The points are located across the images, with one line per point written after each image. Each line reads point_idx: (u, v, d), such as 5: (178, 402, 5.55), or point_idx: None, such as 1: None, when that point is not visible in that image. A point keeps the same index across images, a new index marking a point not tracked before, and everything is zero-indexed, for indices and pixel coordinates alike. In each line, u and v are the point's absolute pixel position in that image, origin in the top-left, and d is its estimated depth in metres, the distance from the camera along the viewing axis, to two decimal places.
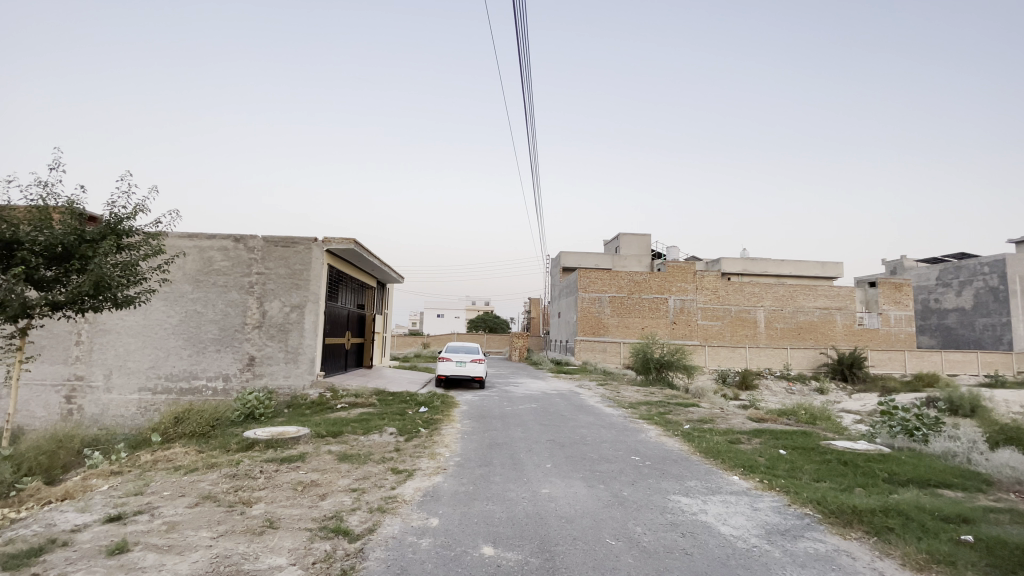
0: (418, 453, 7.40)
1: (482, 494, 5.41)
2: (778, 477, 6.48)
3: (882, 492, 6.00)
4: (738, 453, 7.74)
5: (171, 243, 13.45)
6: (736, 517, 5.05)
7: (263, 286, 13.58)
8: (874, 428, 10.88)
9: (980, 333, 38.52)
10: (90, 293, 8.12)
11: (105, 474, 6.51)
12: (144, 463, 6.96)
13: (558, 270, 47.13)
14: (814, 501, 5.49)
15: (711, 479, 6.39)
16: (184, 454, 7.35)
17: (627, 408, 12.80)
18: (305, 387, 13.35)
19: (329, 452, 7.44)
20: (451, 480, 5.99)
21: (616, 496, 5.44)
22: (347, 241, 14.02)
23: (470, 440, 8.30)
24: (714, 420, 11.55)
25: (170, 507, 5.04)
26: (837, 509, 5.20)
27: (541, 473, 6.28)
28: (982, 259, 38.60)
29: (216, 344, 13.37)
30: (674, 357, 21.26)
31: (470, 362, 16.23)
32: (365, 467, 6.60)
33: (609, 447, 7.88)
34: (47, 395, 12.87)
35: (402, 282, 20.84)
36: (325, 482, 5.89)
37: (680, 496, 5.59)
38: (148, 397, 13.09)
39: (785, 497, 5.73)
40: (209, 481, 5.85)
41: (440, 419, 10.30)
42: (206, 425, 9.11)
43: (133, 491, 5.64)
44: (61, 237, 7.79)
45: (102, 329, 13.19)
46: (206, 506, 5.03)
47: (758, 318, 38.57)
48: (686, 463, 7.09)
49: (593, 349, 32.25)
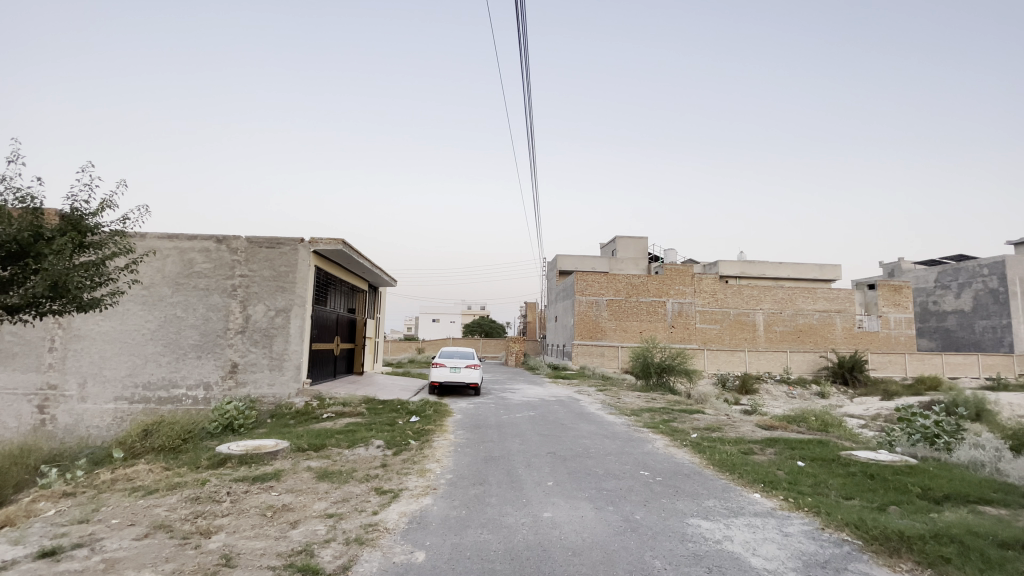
0: (406, 470, 6.72)
1: (476, 521, 4.75)
2: (803, 494, 5.85)
3: (921, 512, 5.41)
4: (755, 466, 7.10)
5: (148, 244, 12.76)
6: (766, 545, 4.41)
7: (247, 289, 12.87)
8: (891, 435, 10.27)
9: (979, 336, 38.19)
10: (48, 295, 7.37)
11: (55, 497, 5.81)
12: (102, 483, 6.26)
13: (553, 273, 46.62)
14: (850, 524, 4.85)
15: (730, 498, 5.75)
16: (148, 472, 6.66)
17: (630, 415, 12.19)
18: (291, 395, 12.63)
19: (309, 469, 6.77)
20: (442, 502, 5.33)
21: (628, 520, 4.80)
22: (335, 242, 13.35)
23: (464, 453, 7.64)
24: (722, 427, 10.96)
25: (116, 538, 4.38)
26: (881, 535, 4.57)
27: (542, 493, 5.62)
28: (981, 261, 38.34)
29: (198, 350, 12.66)
30: (675, 361, 20.66)
31: (464, 368, 15.55)
32: (347, 487, 5.92)
33: (615, 460, 7.24)
34: (18, 405, 12.13)
35: (394, 285, 20.18)
36: (299, 506, 5.21)
37: (700, 520, 4.94)
38: (124, 406, 12.35)
39: (816, 519, 5.11)
40: (167, 506, 5.15)
41: (432, 429, 9.63)
42: (178, 438, 8.40)
43: (78, 518, 4.96)
44: (16, 233, 7.02)
45: (77, 334, 12.46)
46: (157, 538, 4.36)
47: (757, 321, 38.07)
48: (699, 479, 6.46)
49: (591, 353, 31.59)
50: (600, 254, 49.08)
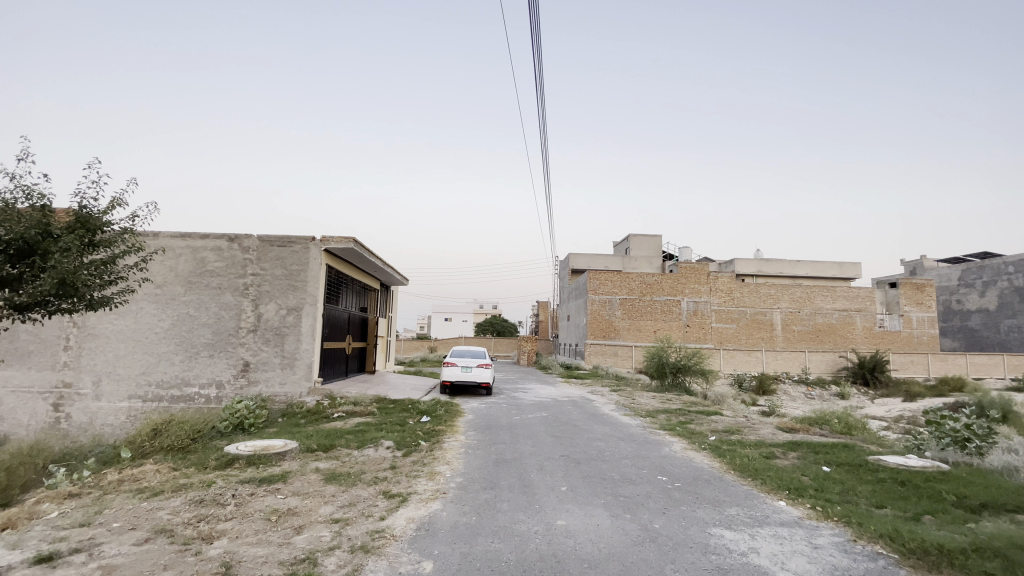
0: (415, 472, 6.53)
1: (486, 529, 4.53)
2: (832, 503, 5.55)
3: (959, 523, 5.09)
4: (778, 471, 6.80)
5: (161, 243, 12.77)
6: (794, 559, 4.14)
7: (259, 288, 12.81)
8: (919, 439, 9.84)
9: (1005, 335, 37.09)
10: (56, 293, 7.28)
11: (59, 498, 5.72)
12: (107, 483, 6.17)
13: (566, 272, 46.34)
14: (885, 536, 4.56)
15: (753, 506, 5.47)
16: (155, 472, 6.56)
17: (646, 416, 11.93)
18: (302, 394, 12.54)
19: (317, 471, 6.61)
20: (451, 508, 5.12)
21: (647, 530, 4.56)
22: (346, 240, 13.23)
23: (475, 455, 7.44)
24: (741, 430, 10.63)
25: (115, 544, 4.24)
26: (919, 548, 4.27)
27: (555, 499, 5.39)
28: (1006, 259, 37.24)
29: (210, 349, 12.63)
30: (690, 361, 20.26)
31: (476, 367, 15.36)
32: (354, 491, 5.74)
33: (631, 464, 7.00)
34: (34, 402, 12.20)
35: (405, 284, 20.05)
36: (304, 510, 5.05)
37: (722, 530, 4.68)
38: (138, 404, 12.36)
39: (847, 530, 4.82)
40: (169, 510, 5.01)
41: (443, 430, 9.44)
42: (187, 438, 8.31)
43: (80, 521, 4.84)
44: (22, 231, 6.93)
45: (91, 333, 12.50)
46: (158, 543, 4.22)
47: (774, 320, 37.40)
48: (720, 485, 6.18)
49: (604, 352, 31.26)
50: (614, 253, 48.62)
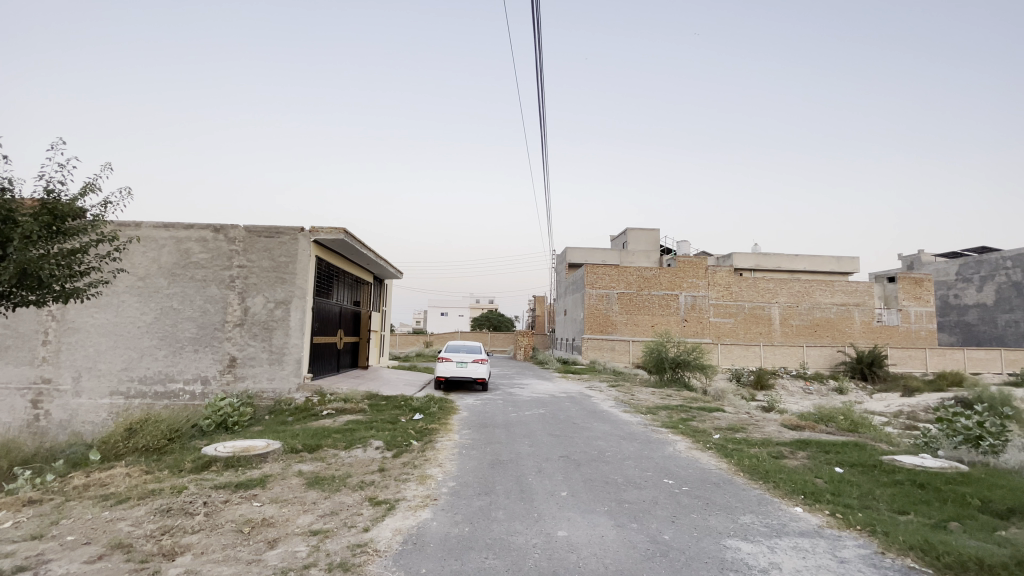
0: (405, 476, 6.10)
1: (480, 542, 4.11)
2: (851, 509, 5.15)
3: (990, 531, 4.71)
4: (790, 473, 6.39)
5: (143, 233, 12.28)
6: None
7: (245, 280, 12.32)
8: (931, 436, 9.44)
9: (1003, 330, 36.90)
10: (19, 282, 6.75)
11: (17, 505, 5.27)
12: (72, 489, 5.72)
13: (563, 267, 45.90)
14: (917, 548, 4.15)
15: (769, 513, 5.07)
16: (125, 477, 6.10)
17: (647, 413, 11.55)
18: (291, 390, 12.08)
19: (299, 474, 6.17)
20: (442, 517, 4.70)
21: (656, 542, 4.16)
22: (336, 231, 12.71)
23: (468, 456, 7.02)
24: (747, 428, 10.21)
25: (64, 561, 3.80)
26: (956, 563, 3.87)
27: (555, 506, 4.98)
28: (1004, 253, 37.04)
29: (195, 344, 12.14)
30: (690, 356, 19.87)
31: (471, 363, 14.91)
32: (337, 498, 5.30)
33: (634, 466, 6.58)
34: (12, 399, 11.71)
35: (399, 277, 19.55)
36: (281, 520, 4.61)
37: (738, 542, 4.28)
38: (120, 401, 11.88)
39: (873, 541, 4.42)
40: (132, 520, 4.57)
41: (436, 429, 9.01)
42: (163, 437, 7.85)
43: (32, 533, 4.40)
44: None
45: (71, 327, 11.99)
46: (112, 561, 3.77)
47: (772, 314, 37.16)
48: (731, 490, 5.77)
49: (601, 347, 30.89)
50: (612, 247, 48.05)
